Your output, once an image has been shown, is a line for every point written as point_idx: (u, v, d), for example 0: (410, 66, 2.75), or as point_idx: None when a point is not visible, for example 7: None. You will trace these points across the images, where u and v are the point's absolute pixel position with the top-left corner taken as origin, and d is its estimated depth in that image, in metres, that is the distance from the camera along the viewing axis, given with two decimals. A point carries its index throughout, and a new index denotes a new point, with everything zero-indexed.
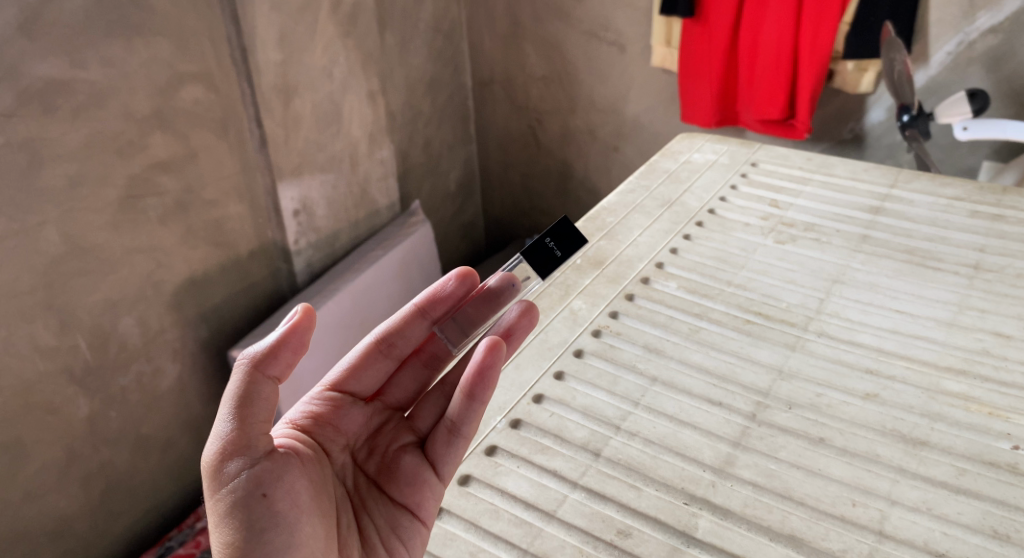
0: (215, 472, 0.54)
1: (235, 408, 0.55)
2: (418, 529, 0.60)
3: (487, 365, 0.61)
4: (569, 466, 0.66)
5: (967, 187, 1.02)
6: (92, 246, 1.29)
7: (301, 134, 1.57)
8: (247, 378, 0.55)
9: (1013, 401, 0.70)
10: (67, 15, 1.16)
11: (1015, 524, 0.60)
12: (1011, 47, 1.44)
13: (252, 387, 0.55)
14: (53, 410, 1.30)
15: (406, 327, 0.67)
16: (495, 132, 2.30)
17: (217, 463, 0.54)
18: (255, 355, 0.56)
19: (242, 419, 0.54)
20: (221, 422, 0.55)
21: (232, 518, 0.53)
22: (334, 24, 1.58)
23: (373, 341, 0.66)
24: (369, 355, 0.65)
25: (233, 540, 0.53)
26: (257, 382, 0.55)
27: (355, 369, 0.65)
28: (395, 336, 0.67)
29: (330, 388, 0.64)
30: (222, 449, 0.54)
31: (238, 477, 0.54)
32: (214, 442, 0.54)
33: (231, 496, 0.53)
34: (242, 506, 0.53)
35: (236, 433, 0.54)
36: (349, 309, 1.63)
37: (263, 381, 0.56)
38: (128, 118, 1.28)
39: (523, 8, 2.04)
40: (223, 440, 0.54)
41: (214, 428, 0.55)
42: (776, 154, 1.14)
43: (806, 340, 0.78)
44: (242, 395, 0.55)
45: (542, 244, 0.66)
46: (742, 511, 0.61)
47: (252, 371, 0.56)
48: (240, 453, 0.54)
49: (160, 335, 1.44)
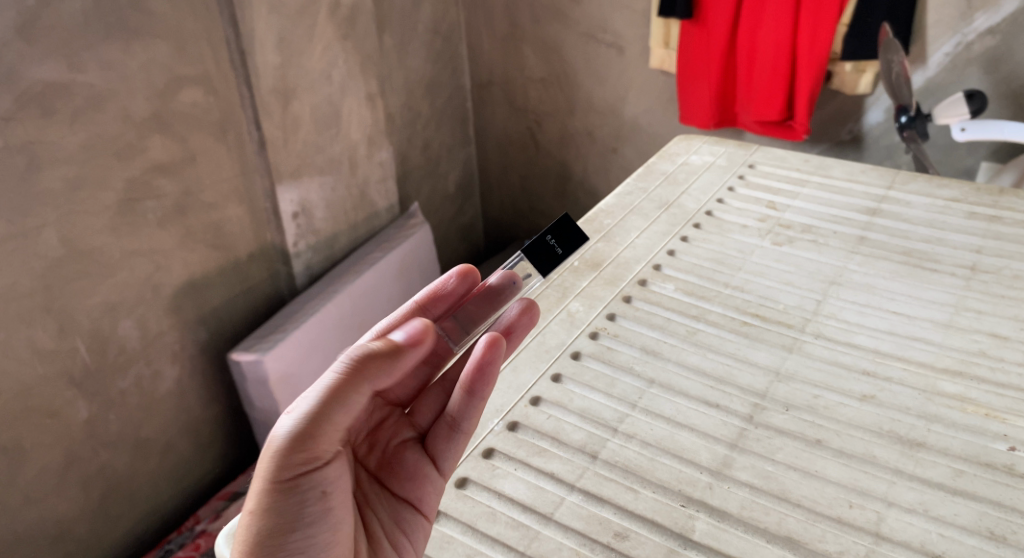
0: (281, 463, 0.54)
1: (323, 408, 0.54)
2: (422, 523, 0.60)
3: (488, 360, 0.60)
4: (566, 469, 0.66)
5: (964, 188, 1.02)
6: (91, 249, 1.29)
7: (300, 136, 1.57)
8: (347, 384, 0.55)
9: (1010, 402, 0.70)
10: (65, 19, 1.16)
11: (1012, 525, 0.60)
12: (1008, 48, 1.45)
13: (348, 395, 0.55)
14: (53, 413, 1.30)
15: (406, 324, 0.67)
16: (494, 134, 2.30)
17: (285, 454, 0.54)
18: (360, 361, 0.55)
19: (326, 421, 0.54)
20: (302, 416, 0.54)
21: (282, 508, 0.55)
22: (332, 27, 1.58)
23: (373, 337, 0.66)
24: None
25: (278, 527, 0.55)
26: (353, 390, 0.55)
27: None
28: (396, 333, 0.67)
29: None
30: (295, 445, 0.54)
31: (301, 475, 0.55)
32: (288, 433, 0.54)
33: (290, 489, 0.54)
34: (299, 503, 0.54)
35: (313, 437, 0.54)
36: (348, 311, 1.63)
37: (360, 391, 0.55)
38: (127, 121, 1.29)
39: (521, 11, 2.04)
40: (303, 438, 0.54)
41: (289, 423, 0.54)
42: (773, 156, 1.14)
43: (803, 342, 0.78)
44: (333, 399, 0.55)
45: (543, 241, 0.67)
46: (739, 513, 0.61)
47: (353, 377, 0.55)
48: (309, 456, 0.55)
49: (159, 338, 1.44)
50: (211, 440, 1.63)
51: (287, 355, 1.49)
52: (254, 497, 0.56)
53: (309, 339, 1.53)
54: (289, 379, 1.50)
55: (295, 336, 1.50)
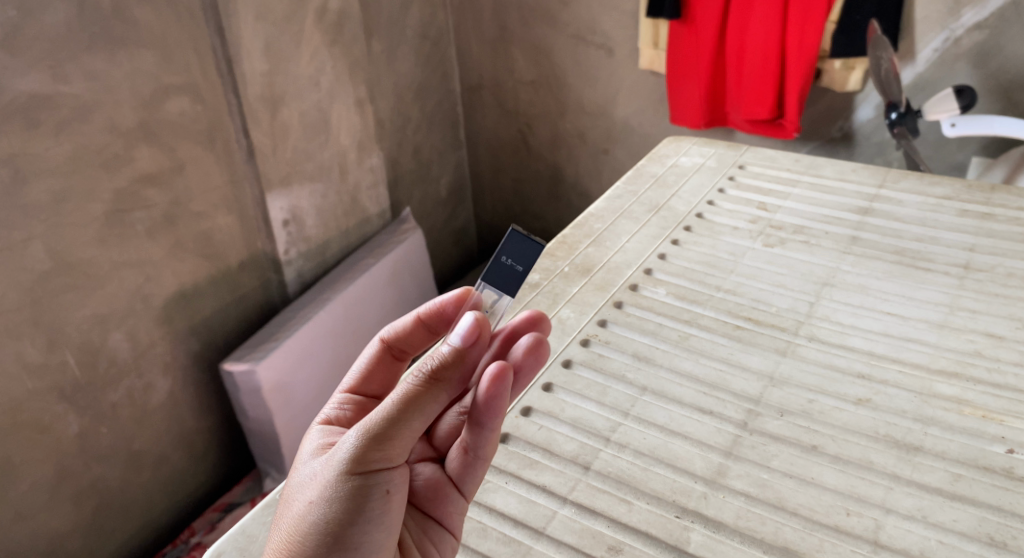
0: (358, 464, 0.53)
1: (406, 413, 0.54)
2: (449, 538, 0.58)
3: (492, 395, 0.56)
4: (558, 481, 0.65)
5: (956, 185, 1.02)
6: (79, 261, 1.28)
7: (289, 144, 1.56)
8: (426, 393, 0.55)
9: (1007, 403, 0.70)
10: (48, 29, 1.15)
11: (1012, 530, 0.59)
12: (996, 43, 1.44)
13: (429, 402, 0.55)
14: (43, 428, 1.28)
15: (410, 335, 0.66)
16: (484, 137, 2.29)
17: (363, 455, 0.53)
18: (435, 371, 0.56)
19: (408, 427, 0.54)
20: (386, 420, 0.53)
21: (348, 504, 0.53)
22: (320, 33, 1.57)
23: (381, 344, 0.65)
24: (379, 357, 0.65)
25: (339, 525, 0.52)
26: (433, 397, 0.56)
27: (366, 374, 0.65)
28: (405, 342, 0.66)
29: (348, 393, 0.64)
30: (376, 447, 0.53)
31: (377, 476, 0.53)
32: (370, 433, 0.53)
33: (356, 491, 0.53)
34: (364, 506, 0.53)
35: (396, 441, 0.54)
36: (341, 319, 1.62)
37: (436, 398, 0.56)
38: (113, 131, 1.27)
39: (510, 13, 2.03)
40: (386, 441, 0.53)
41: (377, 421, 0.54)
42: (763, 156, 1.14)
43: (796, 345, 0.78)
44: (416, 403, 0.54)
45: (500, 264, 0.65)
46: (735, 524, 0.60)
47: (434, 383, 0.56)
48: (387, 459, 0.53)
49: (150, 350, 1.42)
50: (205, 452, 1.61)
51: (280, 365, 1.47)
52: (320, 491, 0.54)
53: (301, 349, 1.52)
54: (283, 389, 1.49)
55: (287, 345, 1.48)
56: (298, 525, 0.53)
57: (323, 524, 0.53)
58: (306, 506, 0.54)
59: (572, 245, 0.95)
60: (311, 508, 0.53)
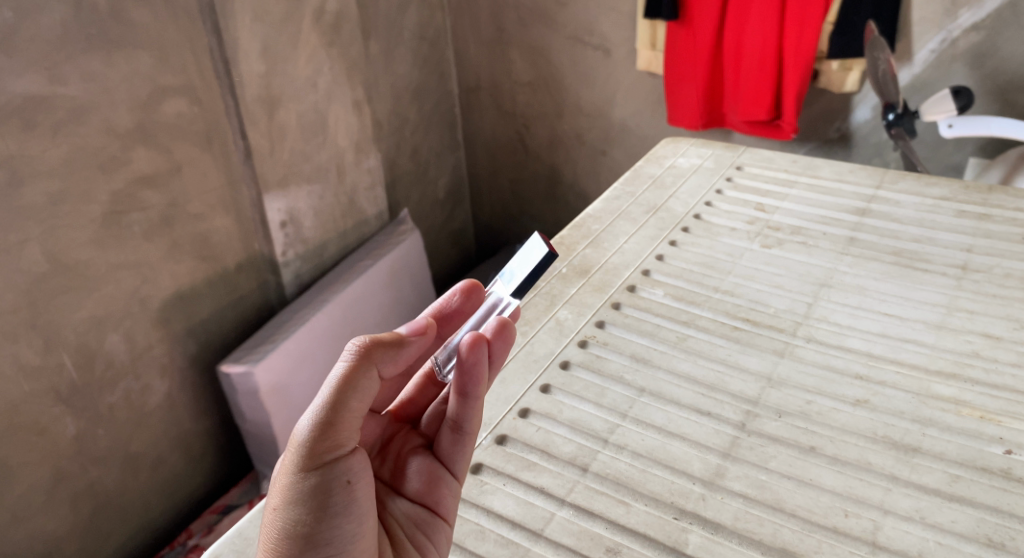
0: (310, 457, 0.53)
1: (343, 395, 0.54)
2: (441, 526, 0.58)
3: (473, 361, 0.57)
4: (556, 483, 0.64)
5: (953, 186, 1.02)
6: (76, 263, 1.27)
7: (287, 145, 1.56)
8: (355, 368, 0.55)
9: (1005, 403, 0.70)
10: (45, 31, 1.15)
11: (1010, 532, 0.59)
12: (993, 44, 1.44)
13: (362, 378, 0.55)
14: (39, 430, 1.28)
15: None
16: (482, 138, 2.29)
17: (313, 447, 0.53)
18: (364, 348, 0.56)
19: (346, 406, 0.54)
20: (323, 404, 0.54)
21: (308, 496, 0.53)
22: (317, 34, 1.57)
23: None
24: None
25: (303, 520, 0.53)
26: (365, 373, 0.55)
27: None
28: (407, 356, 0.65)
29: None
30: (324, 435, 0.53)
31: (329, 462, 0.53)
32: (313, 421, 0.54)
33: (314, 480, 0.53)
34: (329, 498, 0.53)
35: (337, 422, 0.54)
36: (338, 320, 1.62)
37: (371, 377, 0.56)
38: (109, 133, 1.27)
39: (508, 15, 2.03)
40: (329, 427, 0.53)
41: (314, 407, 0.54)
42: (761, 157, 1.14)
43: (795, 346, 0.78)
44: (352, 384, 0.54)
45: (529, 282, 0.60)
46: (733, 525, 0.60)
47: (366, 362, 0.55)
48: (332, 443, 0.54)
49: (147, 352, 1.42)
50: (203, 454, 1.61)
51: (278, 366, 1.47)
52: (284, 489, 0.54)
53: (299, 351, 1.51)
54: (280, 391, 1.48)
55: (284, 347, 1.48)
56: (272, 526, 0.54)
57: (293, 521, 0.53)
58: (276, 511, 0.54)
59: (570, 246, 0.95)
60: (280, 508, 0.54)
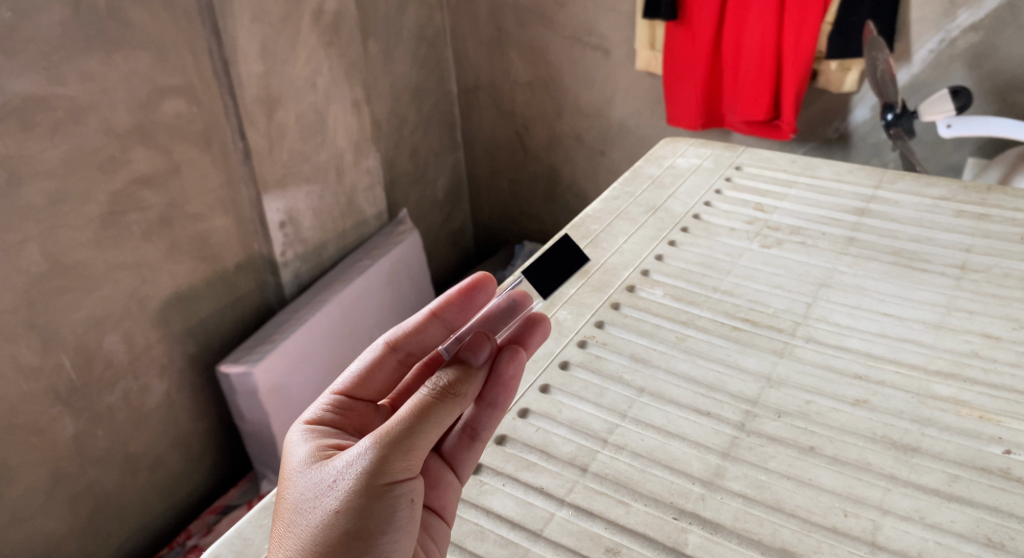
0: (378, 474, 0.53)
1: (422, 423, 0.54)
2: (443, 526, 0.59)
3: (511, 375, 0.61)
4: (556, 483, 0.64)
5: (952, 186, 1.02)
6: (75, 263, 1.27)
7: (285, 145, 1.56)
8: (442, 404, 0.55)
9: (1004, 403, 0.70)
10: (43, 31, 1.15)
11: (1010, 531, 0.59)
12: (991, 44, 1.45)
13: (445, 414, 0.56)
14: (38, 430, 1.27)
15: (418, 334, 0.66)
16: (481, 138, 2.29)
17: (382, 464, 0.53)
18: (450, 384, 0.57)
19: (426, 436, 0.54)
20: (404, 429, 0.54)
21: (371, 514, 0.53)
22: (316, 34, 1.57)
23: (385, 347, 0.65)
24: (382, 360, 0.65)
25: (360, 536, 0.52)
26: (449, 408, 0.56)
27: (362, 377, 0.64)
28: (412, 345, 0.66)
29: (337, 394, 0.63)
30: (393, 456, 0.53)
31: (398, 487, 0.54)
32: (391, 443, 0.53)
33: (379, 501, 0.53)
34: (388, 519, 0.53)
35: (415, 450, 0.54)
36: (337, 320, 1.62)
37: (452, 412, 0.56)
38: (108, 133, 1.27)
39: (506, 15, 2.03)
40: (406, 450, 0.53)
41: (393, 431, 0.54)
42: (761, 157, 1.14)
43: (794, 346, 0.78)
44: (431, 413, 0.55)
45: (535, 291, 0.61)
46: (732, 525, 0.60)
47: (449, 396, 0.56)
48: (406, 470, 0.54)
49: (146, 352, 1.42)
50: (201, 454, 1.61)
51: (277, 367, 1.47)
52: (339, 500, 0.53)
53: (298, 351, 1.51)
54: (280, 391, 1.48)
55: (284, 347, 1.48)
56: (316, 534, 0.53)
57: (345, 535, 0.53)
58: (323, 516, 0.53)
59: None
60: (332, 518, 0.53)
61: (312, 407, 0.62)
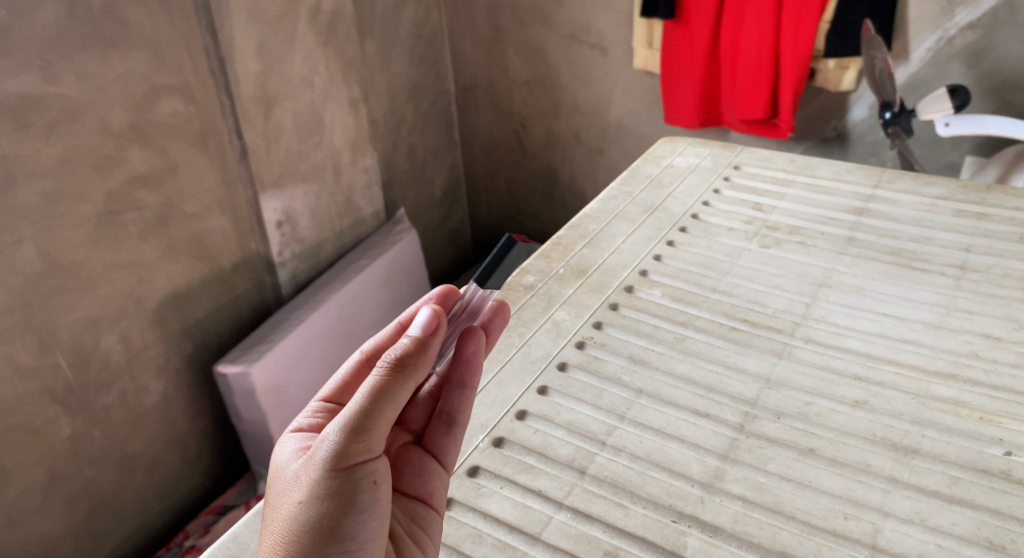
0: (340, 460, 0.52)
1: (376, 402, 0.53)
2: (435, 517, 0.58)
3: (472, 352, 0.60)
4: (554, 486, 0.64)
5: (951, 185, 1.02)
6: (71, 263, 1.27)
7: (282, 145, 1.55)
8: (394, 381, 0.54)
9: (1005, 404, 0.69)
10: (39, 30, 1.14)
11: (1011, 534, 0.59)
12: (989, 43, 1.44)
13: (398, 391, 0.54)
14: (35, 431, 1.27)
15: (394, 343, 0.65)
16: (479, 137, 2.28)
17: (341, 448, 0.52)
18: (400, 360, 0.55)
19: (382, 416, 0.53)
20: (359, 410, 0.53)
21: (335, 500, 0.52)
22: (313, 33, 1.57)
23: (362, 358, 0.63)
24: (360, 370, 0.63)
25: (328, 522, 0.52)
26: (403, 385, 0.55)
27: (346, 384, 0.63)
28: (385, 353, 0.64)
29: (325, 401, 0.62)
30: (351, 440, 0.53)
31: (359, 469, 0.53)
32: (347, 427, 0.53)
33: (342, 485, 0.52)
34: (353, 502, 0.52)
35: (371, 430, 0.53)
36: (334, 320, 1.61)
37: (406, 388, 0.55)
38: (104, 132, 1.26)
39: (504, 14, 2.03)
40: (363, 432, 0.53)
41: (347, 413, 0.53)
42: (759, 156, 1.13)
43: (793, 347, 0.77)
44: (382, 390, 0.54)
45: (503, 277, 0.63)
46: (732, 528, 0.60)
47: (400, 371, 0.55)
48: (365, 451, 0.53)
49: (143, 353, 1.41)
50: (199, 455, 1.60)
51: (274, 367, 1.46)
52: (306, 491, 0.53)
53: (295, 351, 1.51)
54: (276, 391, 1.48)
55: (280, 347, 1.48)
56: (287, 526, 0.53)
57: (315, 523, 0.52)
58: (291, 508, 0.53)
59: (567, 246, 0.95)
60: (300, 508, 0.52)
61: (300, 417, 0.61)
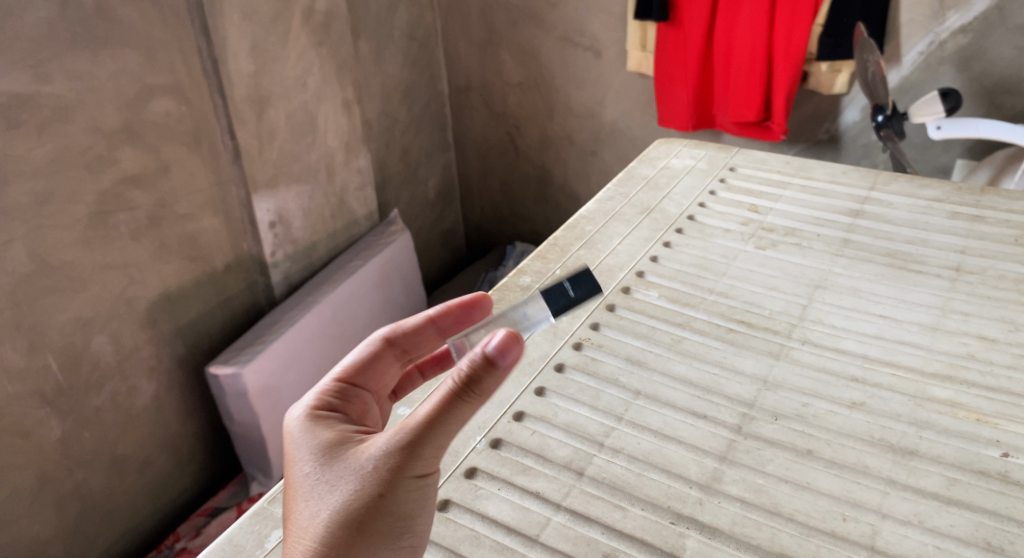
0: (409, 468, 0.54)
1: (446, 420, 0.54)
2: None
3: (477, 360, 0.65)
4: (552, 488, 0.64)
5: (945, 188, 1.02)
6: (62, 263, 1.26)
7: (275, 145, 1.54)
8: (469, 401, 0.54)
9: (1001, 406, 0.69)
10: (30, 28, 1.13)
11: (1009, 535, 0.59)
12: (980, 47, 1.45)
13: (467, 410, 0.55)
14: (25, 432, 1.26)
15: (415, 335, 0.69)
16: (473, 139, 2.28)
17: (408, 459, 0.54)
18: (475, 380, 0.54)
19: (450, 433, 0.54)
20: (435, 426, 0.54)
21: (398, 502, 0.54)
22: (307, 34, 1.56)
23: (383, 341, 0.67)
24: (379, 352, 0.66)
25: (390, 520, 0.54)
26: (473, 404, 0.55)
27: (367, 364, 0.65)
28: (406, 342, 0.68)
29: (338, 380, 0.63)
30: (421, 455, 0.54)
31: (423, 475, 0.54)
32: (421, 439, 0.54)
33: (407, 490, 0.54)
34: (414, 505, 0.55)
35: (442, 444, 0.54)
36: (328, 320, 1.61)
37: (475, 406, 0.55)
38: (96, 132, 1.25)
39: (497, 15, 2.03)
40: (434, 446, 0.54)
41: (426, 425, 0.54)
42: (754, 158, 1.13)
43: (790, 348, 0.77)
44: (453, 409, 0.54)
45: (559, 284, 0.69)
46: (730, 530, 0.60)
47: (474, 394, 0.54)
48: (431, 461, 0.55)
49: (134, 353, 1.40)
50: (191, 455, 1.59)
51: (268, 368, 1.46)
52: (370, 489, 0.53)
53: (288, 351, 1.50)
54: (270, 392, 1.47)
55: (274, 347, 1.47)
56: (341, 518, 0.53)
57: (373, 521, 0.53)
58: (348, 502, 0.53)
59: (564, 247, 0.95)
60: (360, 506, 0.53)
61: (320, 388, 0.63)
